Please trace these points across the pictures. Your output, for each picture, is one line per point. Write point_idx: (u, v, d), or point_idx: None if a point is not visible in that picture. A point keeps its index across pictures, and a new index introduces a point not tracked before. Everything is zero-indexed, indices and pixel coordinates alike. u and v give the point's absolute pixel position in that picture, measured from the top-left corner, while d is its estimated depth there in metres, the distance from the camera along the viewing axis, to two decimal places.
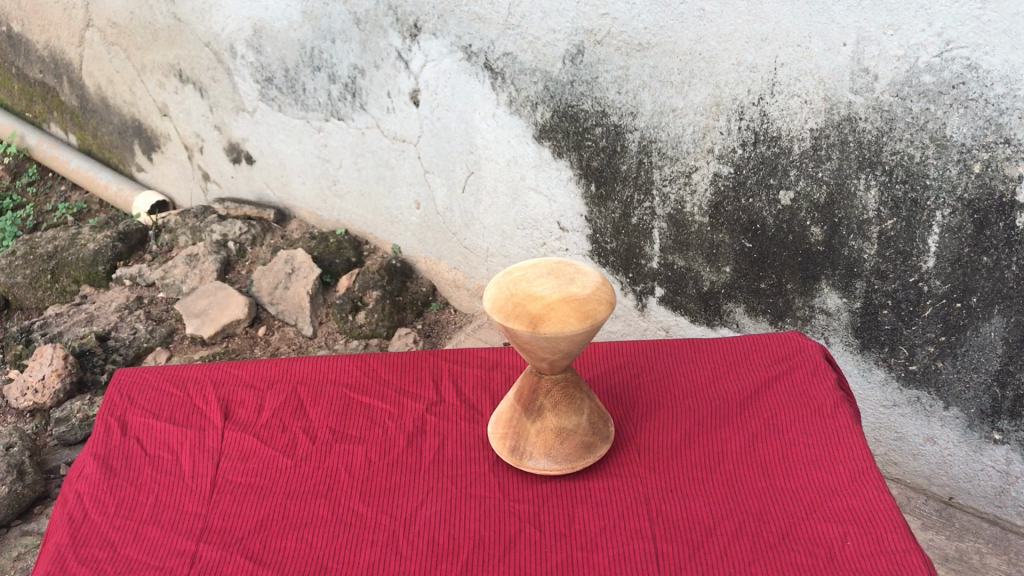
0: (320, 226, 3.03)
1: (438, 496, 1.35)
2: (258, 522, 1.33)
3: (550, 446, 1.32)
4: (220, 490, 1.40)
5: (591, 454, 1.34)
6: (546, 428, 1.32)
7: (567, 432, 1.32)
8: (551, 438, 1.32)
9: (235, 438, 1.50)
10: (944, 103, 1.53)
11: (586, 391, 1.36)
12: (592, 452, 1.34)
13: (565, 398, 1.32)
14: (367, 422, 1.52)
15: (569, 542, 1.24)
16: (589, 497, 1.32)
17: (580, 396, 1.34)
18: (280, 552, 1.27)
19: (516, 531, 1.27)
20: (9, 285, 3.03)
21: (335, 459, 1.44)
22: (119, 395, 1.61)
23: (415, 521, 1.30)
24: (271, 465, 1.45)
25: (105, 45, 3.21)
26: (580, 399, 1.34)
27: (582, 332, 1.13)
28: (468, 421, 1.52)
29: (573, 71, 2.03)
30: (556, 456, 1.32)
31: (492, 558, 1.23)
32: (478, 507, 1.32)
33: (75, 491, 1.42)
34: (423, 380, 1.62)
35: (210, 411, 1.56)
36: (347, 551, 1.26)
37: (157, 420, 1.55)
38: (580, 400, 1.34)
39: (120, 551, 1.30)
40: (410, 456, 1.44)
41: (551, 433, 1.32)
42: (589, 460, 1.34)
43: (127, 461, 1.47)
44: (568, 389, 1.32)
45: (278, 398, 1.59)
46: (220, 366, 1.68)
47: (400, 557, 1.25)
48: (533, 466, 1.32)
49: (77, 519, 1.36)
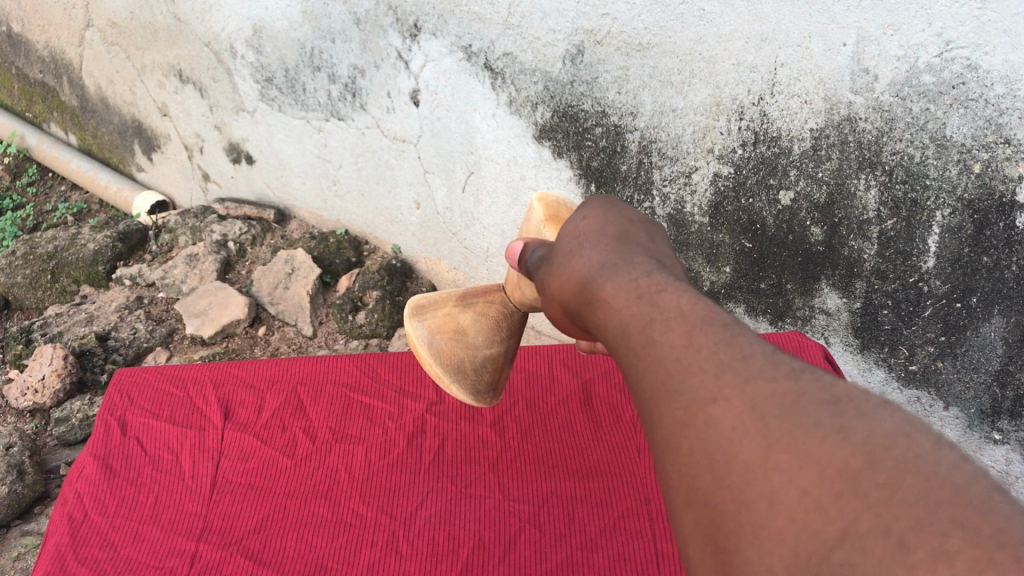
0: (320, 226, 3.04)
1: (437, 497, 1.68)
2: (257, 523, 1.64)
3: (440, 333, 1.43)
4: (219, 490, 1.72)
5: (458, 379, 1.42)
6: (455, 327, 1.43)
7: (459, 342, 1.42)
8: (449, 338, 1.42)
9: (236, 439, 1.82)
10: (944, 103, 1.52)
11: (512, 351, 1.47)
12: (456, 377, 1.42)
13: (491, 325, 1.43)
14: (367, 423, 1.85)
15: (570, 542, 1.58)
16: (587, 500, 1.67)
17: (507, 338, 1.45)
18: (279, 552, 1.57)
19: (516, 532, 1.60)
20: (8, 285, 3.03)
21: (337, 459, 1.77)
22: (120, 396, 1.93)
23: (414, 522, 1.62)
24: (271, 465, 1.77)
25: (105, 44, 3.19)
26: (503, 344, 1.45)
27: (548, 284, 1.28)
28: (467, 421, 1.87)
29: (573, 71, 2.03)
30: (432, 354, 1.41)
31: (493, 557, 1.55)
32: (478, 505, 1.66)
33: (75, 490, 1.73)
34: (423, 380, 1.97)
35: (211, 412, 1.89)
36: (347, 552, 1.57)
37: (157, 420, 1.88)
38: (503, 340, 1.44)
39: (118, 552, 1.59)
40: (409, 457, 1.77)
41: (450, 328, 1.43)
42: (448, 383, 1.42)
43: (126, 461, 1.79)
44: (504, 324, 1.43)
45: (278, 399, 1.92)
46: (219, 368, 2.00)
47: (397, 555, 1.56)
48: (414, 335, 1.42)
49: (77, 520, 1.66)
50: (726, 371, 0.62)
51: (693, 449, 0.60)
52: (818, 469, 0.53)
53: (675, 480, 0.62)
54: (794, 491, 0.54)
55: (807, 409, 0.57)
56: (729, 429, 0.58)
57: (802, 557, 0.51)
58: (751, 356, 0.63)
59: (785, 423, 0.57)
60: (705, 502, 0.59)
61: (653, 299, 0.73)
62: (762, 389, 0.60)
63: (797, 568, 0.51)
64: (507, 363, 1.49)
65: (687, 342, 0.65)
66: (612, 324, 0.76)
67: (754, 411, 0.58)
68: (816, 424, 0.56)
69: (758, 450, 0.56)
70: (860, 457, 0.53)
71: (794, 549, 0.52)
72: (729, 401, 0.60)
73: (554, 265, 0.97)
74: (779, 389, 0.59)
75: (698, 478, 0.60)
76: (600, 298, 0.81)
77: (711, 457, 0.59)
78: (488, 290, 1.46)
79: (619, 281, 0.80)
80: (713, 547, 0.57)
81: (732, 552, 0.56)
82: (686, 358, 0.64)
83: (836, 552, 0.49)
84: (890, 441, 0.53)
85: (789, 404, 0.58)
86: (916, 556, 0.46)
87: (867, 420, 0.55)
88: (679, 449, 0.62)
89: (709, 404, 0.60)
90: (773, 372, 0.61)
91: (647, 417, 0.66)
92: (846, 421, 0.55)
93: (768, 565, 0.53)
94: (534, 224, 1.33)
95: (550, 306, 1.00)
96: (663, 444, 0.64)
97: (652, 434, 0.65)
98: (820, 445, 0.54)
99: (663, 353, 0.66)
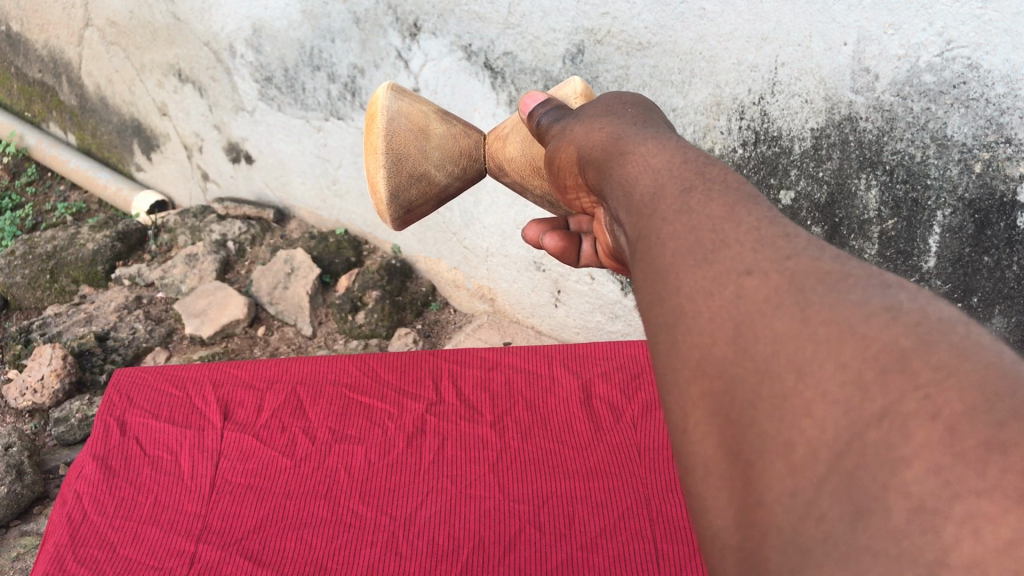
0: (320, 226, 3.03)
1: (438, 497, 1.69)
2: (255, 524, 1.65)
3: (411, 117, 1.17)
4: (219, 489, 1.73)
5: (392, 166, 1.15)
6: (424, 125, 1.17)
7: (421, 139, 1.17)
8: (412, 129, 1.16)
9: (235, 438, 1.83)
10: (944, 103, 1.51)
11: (447, 195, 1.23)
12: (394, 160, 1.15)
13: (455, 152, 1.20)
14: (368, 423, 1.86)
15: (569, 542, 1.60)
16: (587, 500, 1.68)
17: (455, 177, 1.21)
18: (277, 553, 1.59)
19: (516, 534, 1.62)
20: (7, 285, 3.00)
21: (337, 459, 1.78)
22: (119, 396, 1.93)
23: (415, 522, 1.64)
24: (271, 465, 1.77)
25: (105, 44, 3.18)
26: (450, 179, 1.21)
27: (517, 156, 1.15)
28: (468, 421, 1.86)
29: (573, 71, 2.02)
30: (388, 127, 1.14)
31: (491, 559, 1.57)
32: (478, 506, 1.67)
33: (75, 490, 1.74)
34: (424, 380, 1.97)
35: (210, 412, 1.89)
36: (347, 552, 1.59)
37: (156, 420, 1.88)
38: (452, 175, 1.21)
39: (118, 552, 1.61)
40: (409, 457, 1.78)
41: (421, 120, 1.17)
42: (378, 164, 1.14)
43: (126, 461, 1.80)
44: (464, 162, 1.21)
45: (277, 399, 1.92)
46: (219, 367, 2.00)
47: (398, 556, 1.58)
48: (381, 101, 1.15)
49: (76, 520, 1.68)
50: (766, 246, 0.53)
51: (714, 317, 0.51)
52: (864, 343, 0.45)
53: (680, 348, 0.52)
54: (830, 365, 0.45)
55: (856, 285, 0.49)
56: (762, 298, 0.50)
57: (830, 435, 0.44)
58: (794, 235, 0.54)
59: (829, 295, 0.48)
60: (716, 365, 0.50)
61: (698, 169, 0.62)
62: (805, 266, 0.51)
63: (822, 446, 0.44)
64: (431, 203, 1.23)
65: (727, 215, 0.56)
66: (639, 181, 0.64)
67: (795, 285, 0.49)
68: (864, 300, 0.47)
69: (793, 320, 0.48)
70: (912, 336, 0.45)
71: (822, 428, 0.44)
72: (766, 274, 0.51)
73: (587, 117, 0.83)
74: (825, 265, 0.50)
75: (709, 341, 0.50)
76: (635, 153, 0.68)
77: (736, 326, 0.50)
78: (467, 125, 1.25)
79: (663, 144, 0.67)
80: (720, 425, 0.49)
81: (743, 430, 0.48)
82: (722, 228, 0.55)
83: (872, 431, 0.43)
84: (946, 326, 0.46)
85: (835, 279, 0.49)
86: (968, 445, 0.41)
87: (921, 304, 0.48)
88: (693, 315, 0.52)
89: (743, 275, 0.51)
90: (820, 252, 0.52)
91: (655, 281, 0.55)
92: (897, 302, 0.48)
93: (787, 442, 0.46)
94: (561, 98, 1.08)
95: (557, 156, 0.83)
96: (671, 312, 0.53)
97: (657, 299, 0.55)
98: (867, 321, 0.46)
99: (696, 222, 0.56)
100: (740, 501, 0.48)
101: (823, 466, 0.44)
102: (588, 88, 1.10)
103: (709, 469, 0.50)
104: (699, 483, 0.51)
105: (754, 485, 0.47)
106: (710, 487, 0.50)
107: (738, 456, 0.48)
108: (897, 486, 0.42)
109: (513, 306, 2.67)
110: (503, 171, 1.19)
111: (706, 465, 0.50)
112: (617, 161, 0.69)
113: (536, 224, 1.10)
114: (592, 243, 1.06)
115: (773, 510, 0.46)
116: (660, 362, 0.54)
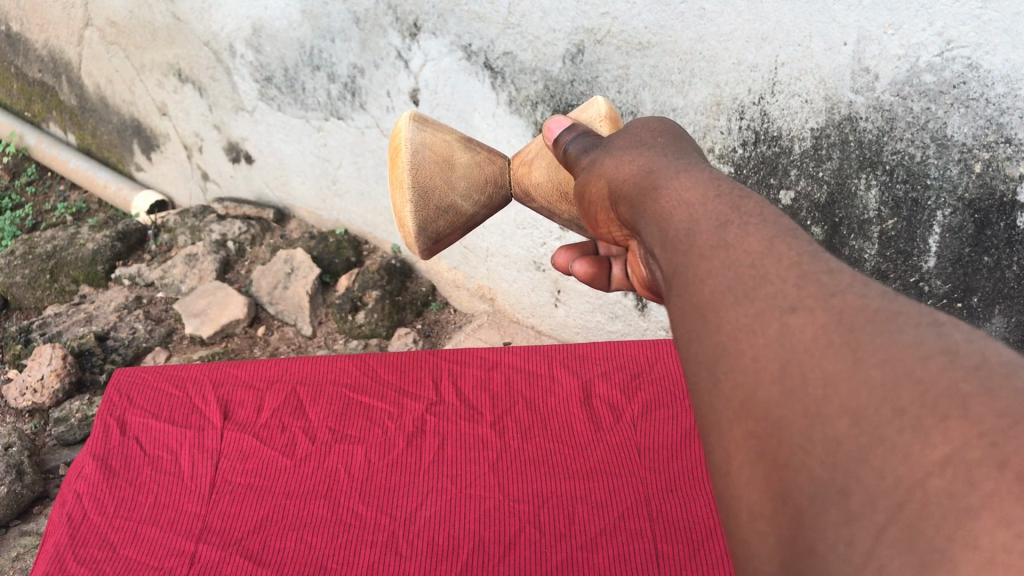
0: (320, 225, 3.03)
1: (438, 497, 1.70)
2: (256, 524, 1.65)
3: (434, 148, 1.16)
4: (220, 489, 1.73)
5: (419, 201, 1.15)
6: (448, 155, 1.17)
7: (446, 167, 1.16)
8: (436, 160, 1.16)
9: (235, 438, 1.83)
10: (944, 103, 1.51)
11: (474, 223, 1.23)
12: (420, 192, 1.14)
13: (480, 180, 1.20)
14: (369, 423, 1.86)
15: (570, 543, 1.60)
16: (587, 500, 1.68)
17: (483, 205, 1.22)
18: (277, 552, 1.60)
19: (516, 533, 1.62)
20: (8, 285, 3.00)
21: (336, 459, 1.78)
22: (119, 396, 1.93)
23: (416, 522, 1.65)
24: (270, 464, 1.78)
25: (105, 44, 3.18)
26: (476, 208, 1.21)
27: (546, 181, 1.14)
28: (468, 421, 1.87)
29: (573, 71, 2.02)
30: (412, 160, 1.14)
31: (490, 559, 1.57)
32: (478, 506, 1.68)
33: (75, 490, 1.74)
34: (424, 380, 1.97)
35: (210, 412, 1.88)
36: (347, 552, 1.60)
37: (157, 419, 1.88)
38: (479, 204, 1.21)
39: (118, 551, 1.61)
40: (410, 456, 1.78)
41: (444, 149, 1.17)
42: (405, 199, 1.14)
43: (125, 461, 1.80)
44: (489, 190, 1.21)
45: (277, 399, 1.92)
46: (220, 367, 1.99)
47: (399, 556, 1.59)
48: (403, 134, 1.15)
49: (77, 519, 1.68)
50: (811, 283, 0.53)
51: (758, 356, 0.51)
52: (921, 388, 0.46)
53: (722, 389, 0.53)
54: (886, 409, 0.46)
55: (907, 326, 0.49)
56: (812, 341, 0.50)
57: (890, 483, 0.44)
58: (838, 270, 0.54)
59: (880, 337, 0.49)
60: (762, 405, 0.50)
61: (733, 202, 0.62)
62: (851, 304, 0.51)
63: (880, 493, 0.44)
64: (458, 232, 1.23)
65: (767, 251, 0.56)
66: (673, 218, 0.63)
67: (843, 325, 0.50)
68: (918, 341, 0.48)
69: (844, 364, 0.48)
70: (972, 381, 0.45)
71: (881, 475, 0.45)
72: (812, 313, 0.51)
73: (615, 149, 0.83)
74: (871, 305, 0.50)
75: (756, 384, 0.51)
76: (667, 187, 0.67)
77: (783, 366, 0.50)
78: (490, 150, 1.24)
79: (696, 178, 0.67)
80: (767, 469, 0.49)
81: (793, 474, 0.48)
82: (762, 265, 0.55)
83: (935, 478, 0.43)
84: (1005, 370, 0.46)
85: (885, 321, 0.49)
86: None
87: (977, 346, 0.48)
88: (736, 354, 0.52)
89: (787, 313, 0.52)
90: (865, 289, 0.52)
91: (694, 318, 0.56)
92: (952, 343, 0.48)
93: (843, 490, 0.46)
94: (587, 120, 1.08)
95: (587, 190, 0.83)
96: (712, 349, 0.54)
97: (697, 336, 0.55)
98: (924, 365, 0.47)
99: (735, 259, 0.56)
100: (788, 550, 0.48)
101: (882, 516, 0.44)
102: (611, 109, 1.09)
103: (757, 514, 0.50)
104: (746, 526, 0.50)
105: (805, 533, 0.47)
106: (757, 533, 0.50)
107: (787, 501, 0.48)
108: (964, 538, 0.41)
109: (513, 306, 2.67)
110: (530, 196, 1.18)
111: (751, 510, 0.50)
112: (650, 197, 0.68)
113: (567, 250, 1.12)
114: (622, 267, 1.05)
115: (828, 558, 0.45)
116: (702, 401, 0.54)
